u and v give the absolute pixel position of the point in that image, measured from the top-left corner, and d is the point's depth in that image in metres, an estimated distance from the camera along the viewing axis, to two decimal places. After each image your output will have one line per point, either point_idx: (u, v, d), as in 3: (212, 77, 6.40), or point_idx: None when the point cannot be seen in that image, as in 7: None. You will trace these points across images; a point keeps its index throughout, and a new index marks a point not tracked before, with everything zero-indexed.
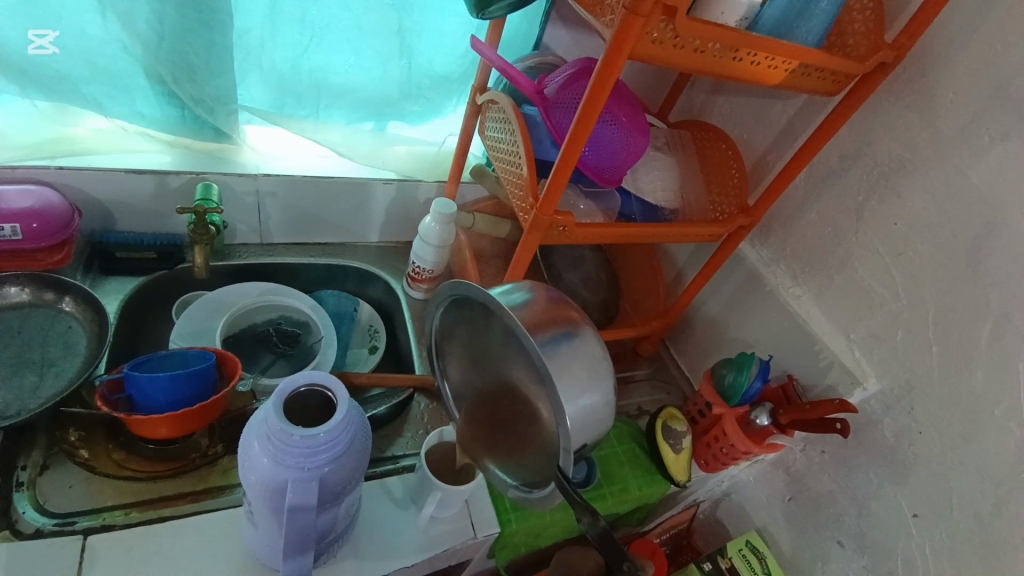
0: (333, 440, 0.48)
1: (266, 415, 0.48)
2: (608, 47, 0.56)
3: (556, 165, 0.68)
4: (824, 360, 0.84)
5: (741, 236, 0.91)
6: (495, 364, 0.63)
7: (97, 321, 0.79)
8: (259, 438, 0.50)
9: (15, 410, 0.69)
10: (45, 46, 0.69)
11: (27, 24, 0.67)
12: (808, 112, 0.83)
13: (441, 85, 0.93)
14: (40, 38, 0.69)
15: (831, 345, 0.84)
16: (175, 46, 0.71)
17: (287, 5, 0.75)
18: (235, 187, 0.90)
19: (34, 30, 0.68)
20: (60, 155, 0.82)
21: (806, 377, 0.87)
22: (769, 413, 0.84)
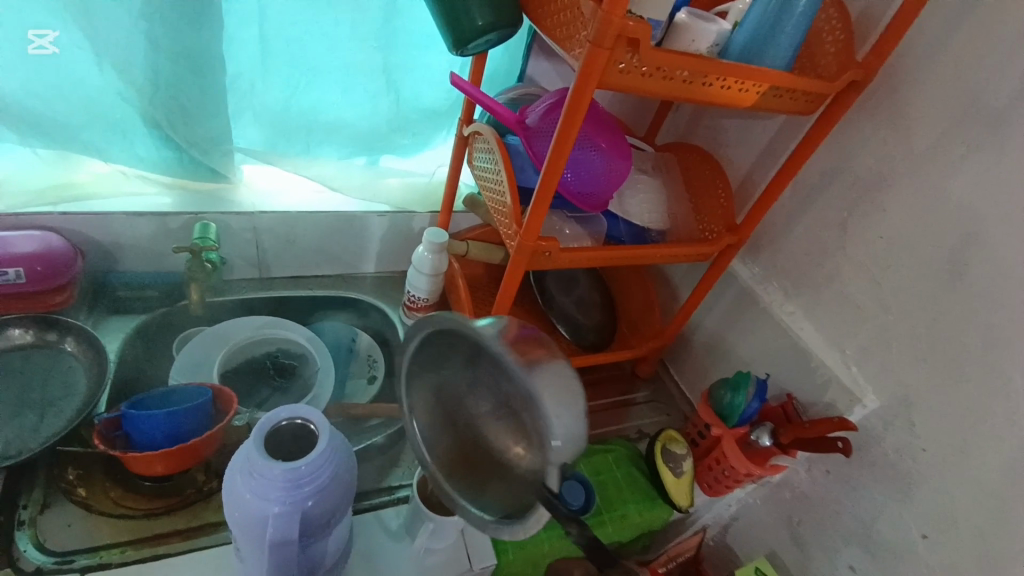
0: (314, 472, 0.49)
1: (249, 450, 0.49)
2: (577, 79, 0.58)
3: (535, 193, 0.69)
4: (821, 376, 0.83)
5: (730, 254, 0.91)
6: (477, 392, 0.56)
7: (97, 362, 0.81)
8: (241, 475, 0.50)
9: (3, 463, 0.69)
10: (45, 45, 0.69)
11: (27, 23, 0.67)
12: (789, 130, 0.85)
13: (428, 118, 0.97)
14: (40, 38, 0.68)
15: (826, 361, 0.83)
16: (171, 95, 0.75)
17: (276, 51, 0.79)
18: (233, 225, 0.94)
19: (34, 29, 0.67)
20: (65, 200, 0.85)
21: (804, 394, 0.86)
22: (770, 433, 0.84)
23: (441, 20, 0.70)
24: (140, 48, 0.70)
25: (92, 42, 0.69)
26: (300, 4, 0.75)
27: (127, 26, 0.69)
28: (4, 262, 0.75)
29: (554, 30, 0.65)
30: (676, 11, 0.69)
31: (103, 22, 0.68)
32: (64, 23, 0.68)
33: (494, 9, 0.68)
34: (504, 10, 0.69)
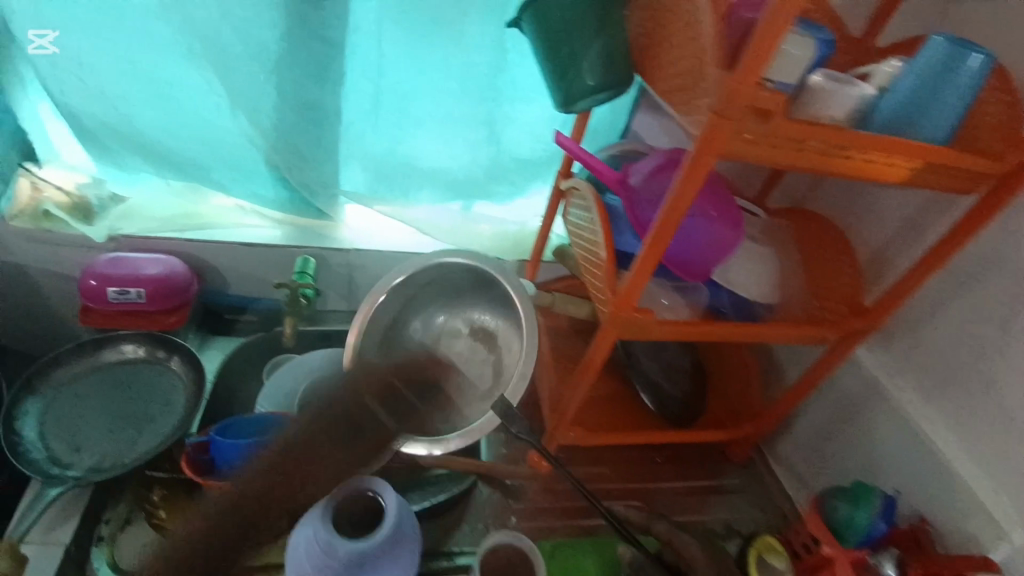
0: (371, 554, 0.57)
1: (316, 527, 0.57)
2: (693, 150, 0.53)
3: (636, 262, 0.64)
4: (963, 501, 0.73)
5: (854, 340, 0.80)
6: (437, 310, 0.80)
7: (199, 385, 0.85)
8: (307, 541, 0.59)
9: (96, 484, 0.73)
10: (45, 45, 0.71)
11: (28, 24, 0.70)
12: (936, 205, 0.75)
13: (525, 168, 0.95)
14: (41, 38, 0.71)
15: (970, 480, 0.73)
16: (289, 139, 0.79)
17: (388, 101, 0.82)
18: (331, 260, 0.98)
19: (35, 30, 0.70)
20: (191, 228, 0.92)
21: (941, 514, 0.76)
22: (896, 563, 0.69)
23: (549, 78, 0.69)
24: (269, 101, 0.76)
25: (228, 90, 0.75)
26: (415, 58, 0.78)
27: (258, 79, 0.74)
28: (131, 283, 0.83)
29: (670, 93, 0.61)
30: (811, 71, 0.63)
31: (239, 74, 0.74)
32: (56, 16, 0.70)
33: (603, 70, 0.66)
34: (614, 72, 0.66)
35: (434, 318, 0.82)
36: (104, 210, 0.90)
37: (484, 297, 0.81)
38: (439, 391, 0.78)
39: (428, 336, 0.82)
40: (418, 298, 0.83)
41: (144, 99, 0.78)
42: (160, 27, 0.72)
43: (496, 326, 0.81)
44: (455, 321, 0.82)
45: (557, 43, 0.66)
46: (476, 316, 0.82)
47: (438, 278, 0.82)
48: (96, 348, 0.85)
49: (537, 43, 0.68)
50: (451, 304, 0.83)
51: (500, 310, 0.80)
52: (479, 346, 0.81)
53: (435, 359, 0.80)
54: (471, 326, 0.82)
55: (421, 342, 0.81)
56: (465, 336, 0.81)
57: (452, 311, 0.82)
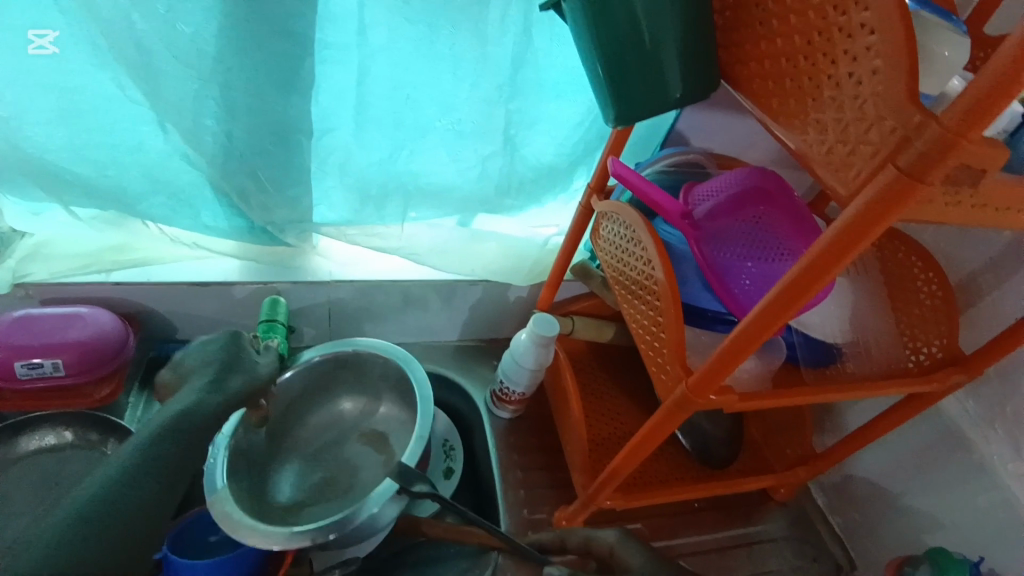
0: None
1: None
2: (852, 219, 0.37)
3: (729, 342, 0.49)
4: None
5: (946, 392, 0.67)
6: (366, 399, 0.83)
7: (206, 407, 0.59)
8: None
9: (43, 540, 0.45)
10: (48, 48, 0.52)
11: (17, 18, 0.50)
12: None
13: (546, 178, 0.76)
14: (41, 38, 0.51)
15: None
16: (244, 162, 0.59)
17: (378, 106, 0.62)
18: (307, 295, 0.80)
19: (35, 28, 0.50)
20: (120, 267, 0.72)
21: None
22: None
23: (598, 82, 0.51)
24: (212, 116, 0.56)
25: (151, 100, 0.54)
26: (415, 53, 0.58)
27: (196, 90, 0.54)
28: (45, 352, 0.64)
29: (784, 118, 0.44)
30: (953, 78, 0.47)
31: (163, 78, 0.53)
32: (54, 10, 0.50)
33: (682, 74, 0.49)
34: (693, 75, 0.49)
35: (340, 411, 0.82)
36: (8, 247, 0.69)
37: (390, 388, 0.82)
38: (328, 497, 0.75)
39: (325, 433, 0.80)
40: (324, 387, 0.81)
41: (35, 117, 0.56)
42: (40, 22, 0.50)
43: (394, 412, 0.82)
44: (361, 415, 0.82)
45: (617, 37, 0.48)
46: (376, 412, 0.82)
47: (350, 366, 0.80)
48: (14, 434, 0.68)
49: (584, 37, 0.50)
50: (364, 394, 0.83)
51: (399, 396, 0.81)
52: (370, 449, 0.80)
53: (335, 468, 0.78)
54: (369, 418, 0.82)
55: (317, 432, 0.80)
56: (358, 436, 0.81)
57: (362, 400, 0.83)
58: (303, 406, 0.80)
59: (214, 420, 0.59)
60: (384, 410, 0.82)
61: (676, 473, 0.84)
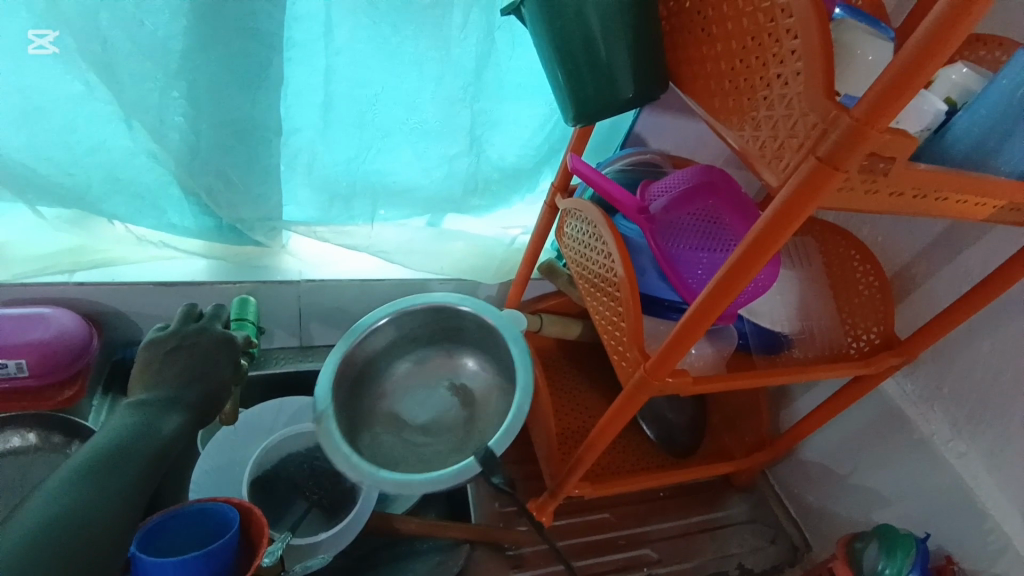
0: None
1: None
2: (782, 202, 0.41)
3: (678, 326, 0.52)
4: (995, 542, 0.69)
5: (887, 374, 0.72)
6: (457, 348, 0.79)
7: (160, 428, 0.56)
8: None
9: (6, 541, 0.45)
10: (46, 46, 0.52)
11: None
12: (972, 224, 0.70)
13: (511, 178, 0.79)
14: (39, 37, 0.52)
15: (1004, 525, 0.68)
16: (212, 160, 0.61)
17: (343, 108, 0.64)
18: (275, 295, 0.81)
19: (33, 27, 0.51)
20: (82, 268, 0.71)
21: (970, 559, 0.71)
22: None
23: (557, 83, 0.54)
24: (180, 115, 0.57)
25: (119, 100, 0.55)
26: (379, 54, 0.61)
27: (163, 89, 0.55)
28: (7, 352, 0.63)
29: (725, 116, 0.48)
30: None
31: (133, 78, 0.54)
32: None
33: (634, 75, 0.52)
34: (643, 78, 0.53)
35: (421, 360, 0.78)
36: None
37: (478, 345, 0.78)
38: (295, 496, 0.76)
39: (434, 388, 0.77)
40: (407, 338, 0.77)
41: None
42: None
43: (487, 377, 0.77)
44: (447, 365, 0.78)
45: (571, 39, 0.51)
46: (466, 368, 0.78)
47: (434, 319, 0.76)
48: None
49: (543, 41, 0.53)
50: (442, 347, 0.79)
51: (491, 362, 0.76)
52: (450, 398, 0.76)
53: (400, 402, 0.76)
54: (484, 375, 0.77)
55: (403, 370, 0.77)
56: (444, 387, 0.76)
57: (460, 354, 0.79)
58: (288, 406, 0.82)
59: (172, 443, 0.56)
60: (470, 366, 0.78)
61: (640, 462, 0.87)
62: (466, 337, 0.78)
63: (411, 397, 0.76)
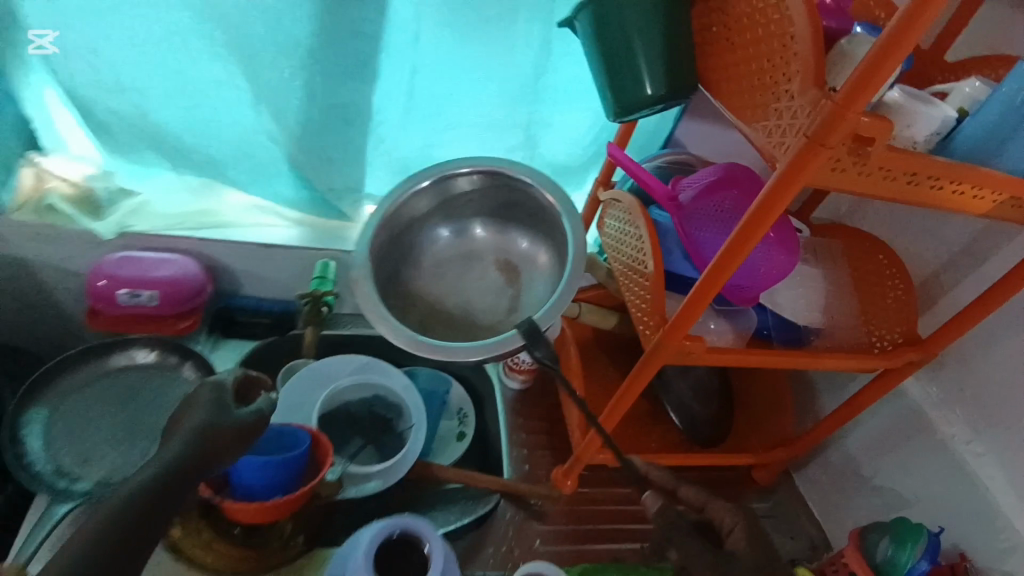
0: None
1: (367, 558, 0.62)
2: (775, 180, 0.49)
3: (691, 291, 0.60)
4: (1007, 540, 0.70)
5: (906, 371, 0.76)
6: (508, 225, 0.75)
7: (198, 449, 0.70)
8: None
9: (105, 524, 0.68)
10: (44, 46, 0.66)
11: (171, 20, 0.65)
12: (996, 234, 0.73)
13: (559, 173, 0.89)
14: (38, 38, 0.65)
15: (1017, 525, 0.70)
16: (315, 139, 0.74)
17: (422, 103, 0.77)
18: (349, 264, 0.94)
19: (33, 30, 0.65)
20: (203, 226, 0.88)
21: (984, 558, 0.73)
22: None
23: (602, 83, 0.65)
24: (295, 100, 0.71)
25: (253, 86, 0.70)
26: (456, 58, 0.74)
27: (287, 79, 0.69)
28: (141, 285, 0.79)
29: (742, 112, 0.57)
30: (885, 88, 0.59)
31: (265, 68, 0.68)
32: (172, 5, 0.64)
33: (670, 77, 0.61)
34: (678, 79, 0.61)
35: (470, 232, 0.75)
36: (114, 206, 0.85)
37: (531, 222, 0.74)
38: (350, 435, 0.87)
39: (485, 262, 0.74)
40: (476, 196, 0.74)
41: (151, 92, 0.70)
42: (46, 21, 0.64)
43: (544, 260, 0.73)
44: (496, 241, 0.75)
45: (615, 46, 0.61)
46: (519, 248, 0.74)
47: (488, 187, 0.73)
48: (105, 352, 0.78)
49: (592, 47, 0.64)
50: (498, 222, 0.76)
51: (545, 237, 0.73)
52: (500, 276, 0.73)
53: (458, 276, 0.73)
54: (542, 259, 0.73)
55: (450, 246, 0.74)
56: (491, 264, 0.74)
57: (508, 230, 0.75)
58: (351, 361, 0.92)
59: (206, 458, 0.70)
60: (523, 245, 0.74)
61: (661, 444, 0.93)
62: (519, 211, 0.75)
63: (462, 274, 0.74)
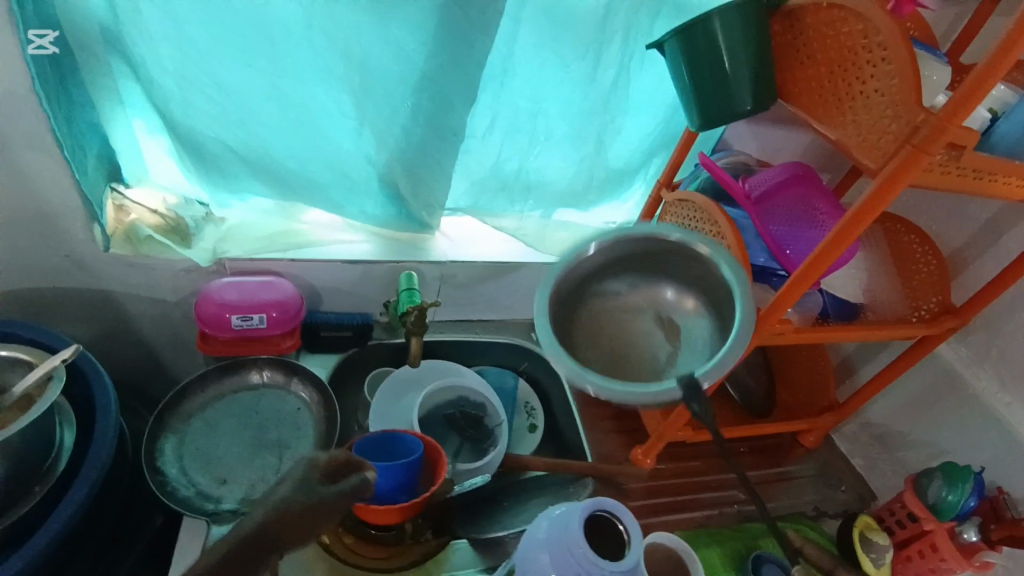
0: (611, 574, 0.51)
1: (570, 519, 0.53)
2: (889, 176, 0.57)
3: (788, 281, 0.68)
4: None
5: (945, 336, 0.87)
6: (641, 267, 0.66)
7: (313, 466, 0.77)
8: (551, 548, 0.53)
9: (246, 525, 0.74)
10: (45, 46, 0.66)
11: (291, 53, 0.69)
12: (1014, 213, 0.85)
13: (619, 178, 0.97)
14: (41, 38, 0.65)
15: None
16: (413, 158, 0.79)
17: (507, 121, 0.83)
18: (424, 274, 0.98)
19: (35, 29, 0.65)
20: (292, 246, 0.91)
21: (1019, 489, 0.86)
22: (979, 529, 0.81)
23: (690, 97, 0.71)
24: (400, 123, 0.75)
25: (361, 112, 0.74)
26: (540, 76, 0.80)
27: (395, 105, 0.74)
28: (253, 309, 0.82)
29: (829, 119, 0.65)
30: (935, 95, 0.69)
31: (376, 95, 0.72)
32: (294, 41, 0.68)
33: (753, 92, 0.68)
34: (760, 94, 0.69)
35: (624, 289, 0.66)
36: (200, 233, 0.88)
37: (665, 271, 0.66)
38: (449, 432, 0.93)
39: (645, 321, 0.64)
40: (615, 265, 0.65)
41: (258, 120, 0.74)
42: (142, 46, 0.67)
43: (698, 309, 0.65)
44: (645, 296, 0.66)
45: (705, 62, 0.67)
46: (667, 300, 0.66)
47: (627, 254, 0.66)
48: (219, 374, 0.83)
49: (681, 62, 0.70)
50: (643, 276, 0.66)
51: (700, 292, 0.65)
52: (666, 334, 0.63)
53: (612, 330, 0.64)
54: (693, 308, 0.65)
55: (607, 324, 0.64)
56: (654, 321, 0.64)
57: (655, 285, 0.66)
58: (438, 365, 0.99)
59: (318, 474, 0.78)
60: (671, 296, 0.65)
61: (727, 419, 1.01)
62: (663, 267, 0.66)
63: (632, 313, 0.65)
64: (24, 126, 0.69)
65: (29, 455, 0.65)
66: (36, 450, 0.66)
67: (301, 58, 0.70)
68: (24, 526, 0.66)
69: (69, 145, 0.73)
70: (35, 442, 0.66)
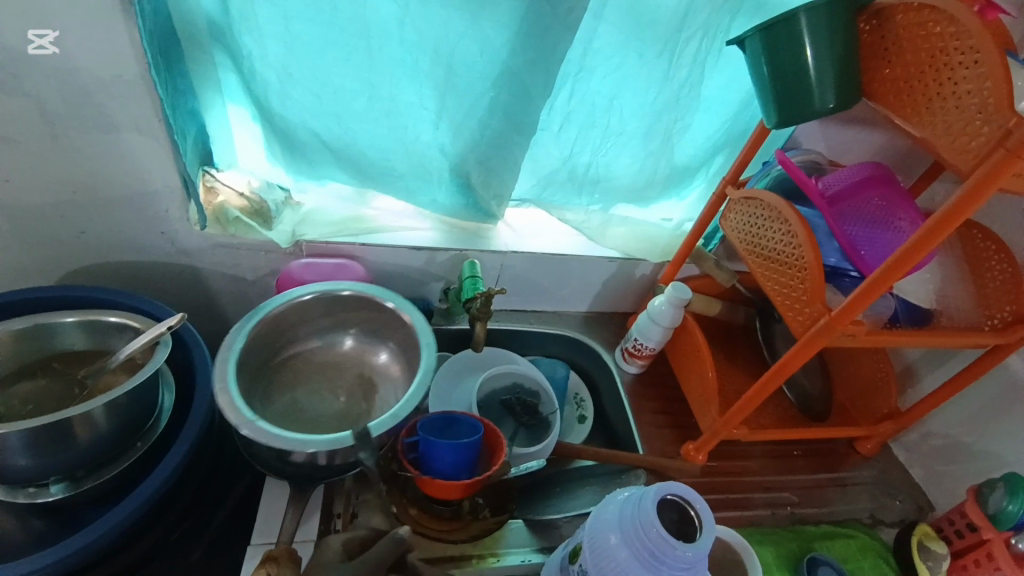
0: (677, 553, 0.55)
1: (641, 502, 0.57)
2: (980, 180, 0.57)
3: (863, 284, 0.68)
4: None
5: (1018, 346, 0.85)
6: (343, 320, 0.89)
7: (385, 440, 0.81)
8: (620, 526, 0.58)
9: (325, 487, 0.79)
10: (45, 46, 0.68)
11: (379, 49, 0.73)
12: None
13: (683, 174, 0.97)
14: (39, 38, 0.67)
15: None
16: (486, 150, 0.82)
17: (577, 117, 0.86)
18: (485, 264, 1.01)
19: (33, 29, 0.66)
20: (362, 232, 0.96)
21: None
22: None
23: (770, 95, 0.72)
24: (478, 116, 0.79)
25: (442, 105, 0.78)
26: (613, 73, 0.81)
27: (474, 98, 0.77)
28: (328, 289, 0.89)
29: (916, 120, 0.64)
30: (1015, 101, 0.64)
31: (458, 87, 0.76)
32: (385, 36, 0.72)
33: (838, 91, 0.68)
34: (846, 92, 0.68)
35: (341, 341, 0.90)
36: (279, 216, 0.93)
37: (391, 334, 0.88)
38: (506, 416, 0.95)
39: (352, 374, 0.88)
40: (362, 304, 0.87)
41: (342, 110, 0.79)
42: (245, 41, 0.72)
43: (398, 374, 0.87)
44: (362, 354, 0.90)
45: (788, 62, 0.68)
46: (379, 361, 0.89)
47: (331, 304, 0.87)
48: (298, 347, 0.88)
49: (764, 60, 0.70)
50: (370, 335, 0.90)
51: (401, 360, 0.87)
52: (358, 392, 0.86)
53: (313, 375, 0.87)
54: (394, 372, 0.88)
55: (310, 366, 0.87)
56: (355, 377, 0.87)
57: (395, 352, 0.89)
58: (497, 352, 1.03)
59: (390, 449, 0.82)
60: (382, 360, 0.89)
61: (782, 421, 1.00)
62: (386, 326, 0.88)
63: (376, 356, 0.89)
64: (133, 111, 0.75)
65: (137, 415, 0.71)
66: (143, 411, 0.72)
67: (391, 52, 0.73)
68: (126, 477, 0.73)
69: (174, 129, 0.78)
70: (143, 404, 0.72)
